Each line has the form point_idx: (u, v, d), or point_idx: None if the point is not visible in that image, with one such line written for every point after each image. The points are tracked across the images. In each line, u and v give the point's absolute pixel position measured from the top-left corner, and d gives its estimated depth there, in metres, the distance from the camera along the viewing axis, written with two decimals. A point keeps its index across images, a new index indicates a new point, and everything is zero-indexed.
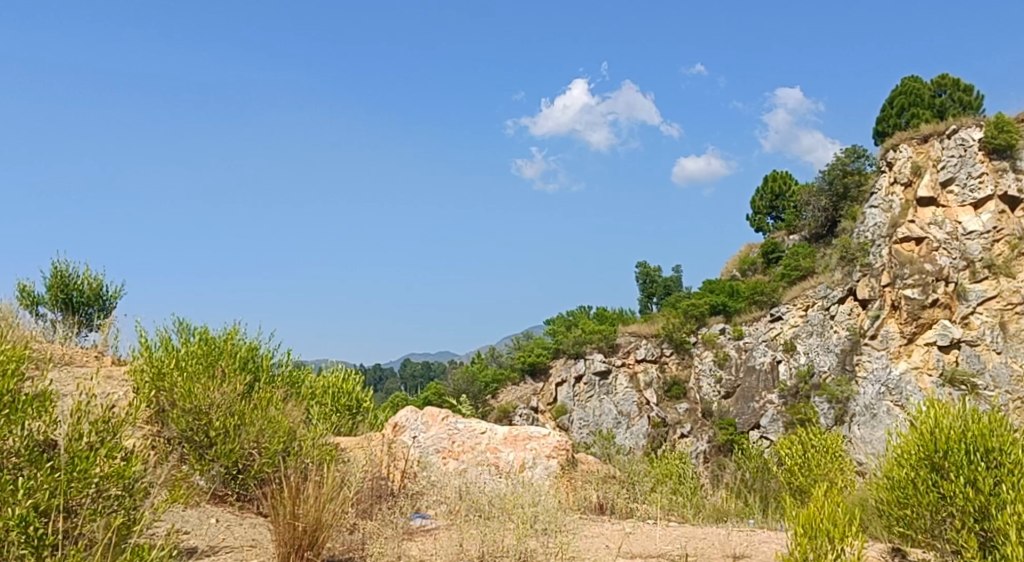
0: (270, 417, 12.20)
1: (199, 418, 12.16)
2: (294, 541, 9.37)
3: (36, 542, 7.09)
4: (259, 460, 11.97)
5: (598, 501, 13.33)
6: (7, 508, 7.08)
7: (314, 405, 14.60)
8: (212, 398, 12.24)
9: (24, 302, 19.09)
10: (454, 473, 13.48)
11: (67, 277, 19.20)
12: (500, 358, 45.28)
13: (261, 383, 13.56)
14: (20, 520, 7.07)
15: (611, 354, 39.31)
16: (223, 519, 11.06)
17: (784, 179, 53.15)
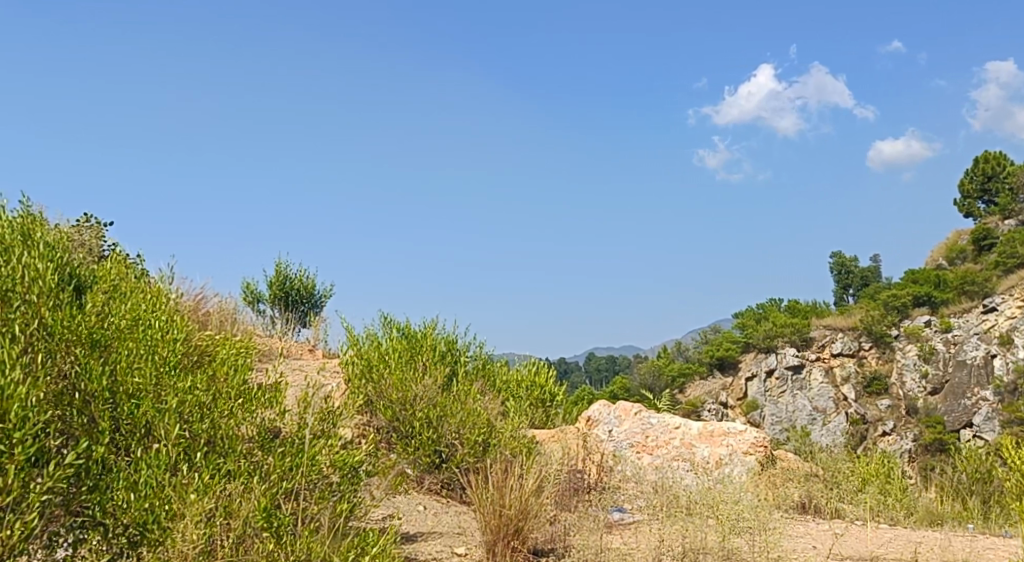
0: (470, 408, 12.58)
1: (405, 409, 12.72)
2: (500, 529, 9.62)
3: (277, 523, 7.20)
4: (462, 449, 12.32)
5: (801, 500, 12.98)
6: (255, 491, 7.21)
7: (511, 398, 14.90)
8: (416, 390, 12.80)
9: (245, 300, 20.53)
10: (650, 468, 13.43)
11: (285, 276, 20.53)
12: (687, 353, 44.74)
13: (461, 376, 14.04)
14: (268, 510, 7.14)
15: (805, 348, 38.32)
16: (430, 506, 11.49)
17: (997, 160, 49.81)
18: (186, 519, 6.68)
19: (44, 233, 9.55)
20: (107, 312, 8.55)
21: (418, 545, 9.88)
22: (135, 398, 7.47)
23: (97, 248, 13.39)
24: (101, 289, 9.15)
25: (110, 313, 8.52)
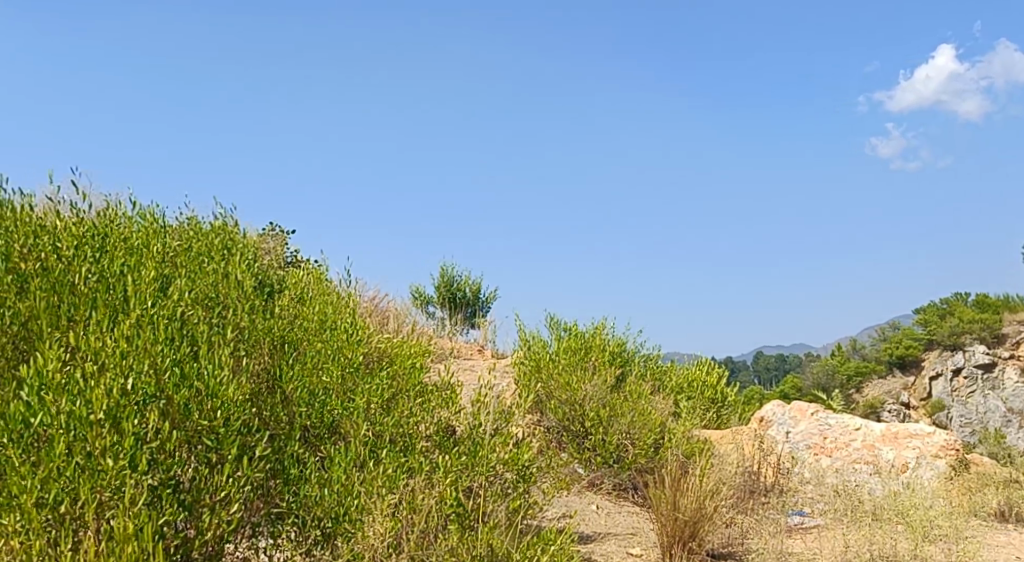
0: (640, 408, 12.46)
1: (575, 409, 12.72)
2: (676, 532, 9.47)
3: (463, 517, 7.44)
4: (632, 451, 12.24)
5: (999, 508, 12.16)
6: (438, 488, 7.37)
7: (682, 398, 14.69)
8: (586, 391, 12.77)
9: (416, 302, 21.13)
10: (830, 471, 12.93)
11: (453, 279, 21.01)
12: (864, 351, 42.91)
13: (630, 376, 13.93)
14: (452, 504, 7.29)
15: (996, 345, 36.01)
16: (603, 507, 11.46)
17: None
18: (374, 513, 6.92)
19: (235, 241, 10.13)
20: (294, 317, 8.99)
21: (593, 545, 9.85)
22: (322, 397, 7.78)
23: (280, 255, 14.08)
24: (287, 294, 9.62)
25: (296, 318, 8.95)
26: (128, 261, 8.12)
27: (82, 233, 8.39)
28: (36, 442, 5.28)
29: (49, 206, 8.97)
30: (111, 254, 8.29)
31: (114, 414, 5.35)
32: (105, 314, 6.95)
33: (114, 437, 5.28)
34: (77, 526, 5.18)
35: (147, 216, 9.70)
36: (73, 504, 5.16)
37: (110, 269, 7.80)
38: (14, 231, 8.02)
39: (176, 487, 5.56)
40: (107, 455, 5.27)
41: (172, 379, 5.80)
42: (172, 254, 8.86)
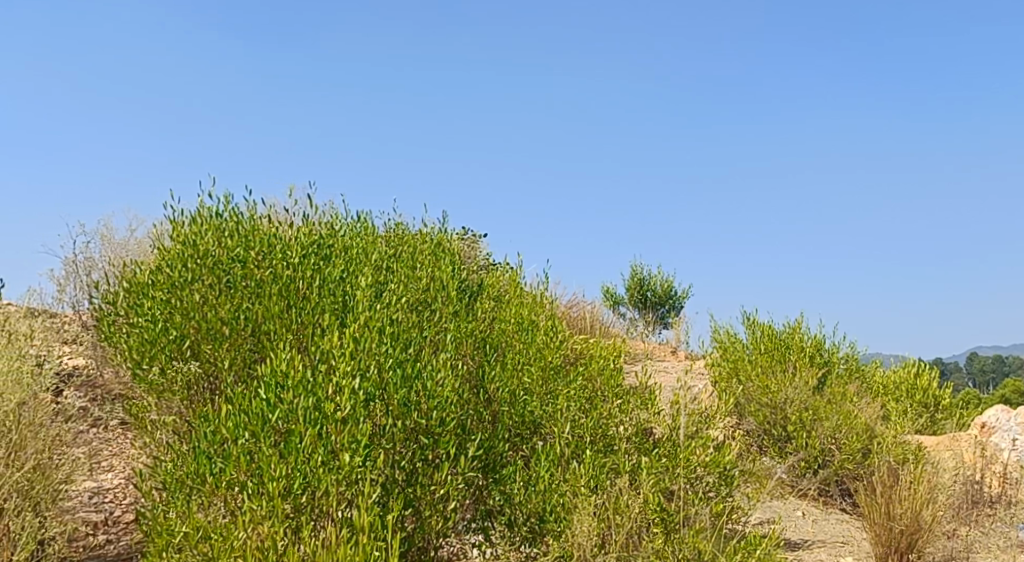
0: (846, 411, 12.01)
1: (776, 412, 12.35)
2: (892, 542, 9.05)
3: (669, 520, 7.43)
4: (839, 455, 11.78)
5: None
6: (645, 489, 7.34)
7: (890, 401, 13.99)
8: (786, 393, 12.35)
9: (607, 303, 21.15)
10: None
11: (644, 278, 20.88)
12: None
13: (833, 377, 13.39)
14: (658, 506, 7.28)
15: None
16: (809, 513, 11.08)
17: None
18: (582, 511, 6.98)
19: (436, 245, 10.52)
20: (493, 318, 9.25)
21: (802, 553, 9.56)
22: (524, 397, 7.96)
23: (475, 258, 14.44)
24: (485, 296, 9.91)
25: (496, 320, 9.22)
26: (344, 268, 8.62)
27: (301, 241, 8.96)
28: (277, 436, 5.70)
29: (269, 216, 9.64)
30: (330, 261, 8.82)
31: (347, 412, 5.69)
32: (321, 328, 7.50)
33: (347, 434, 5.61)
34: (314, 515, 5.53)
35: (355, 225, 10.23)
36: (310, 495, 5.51)
37: (329, 274, 8.29)
38: (243, 240, 8.69)
39: (402, 483, 5.90)
40: (341, 450, 5.60)
41: (393, 378, 6.05)
42: (380, 258, 9.32)
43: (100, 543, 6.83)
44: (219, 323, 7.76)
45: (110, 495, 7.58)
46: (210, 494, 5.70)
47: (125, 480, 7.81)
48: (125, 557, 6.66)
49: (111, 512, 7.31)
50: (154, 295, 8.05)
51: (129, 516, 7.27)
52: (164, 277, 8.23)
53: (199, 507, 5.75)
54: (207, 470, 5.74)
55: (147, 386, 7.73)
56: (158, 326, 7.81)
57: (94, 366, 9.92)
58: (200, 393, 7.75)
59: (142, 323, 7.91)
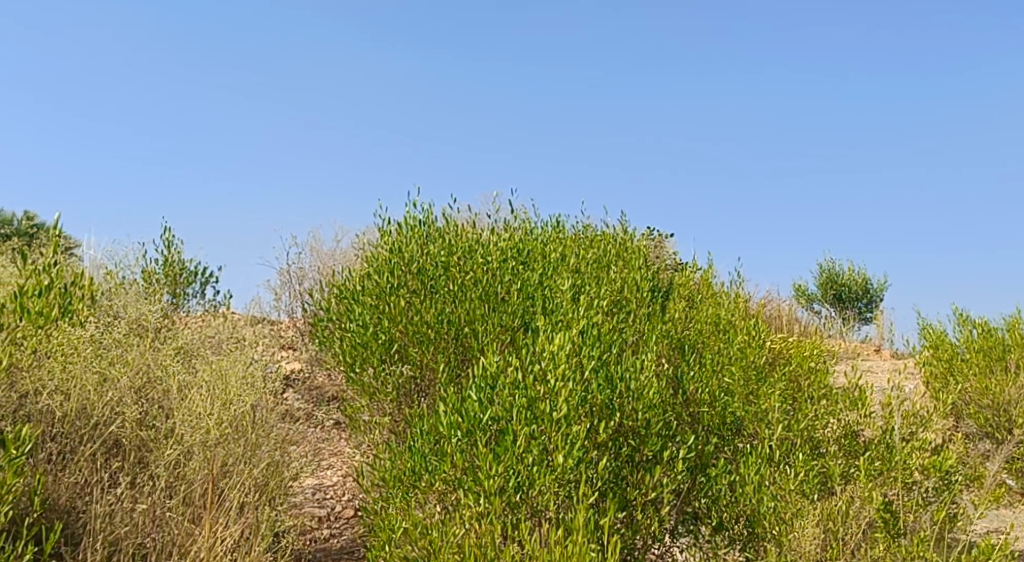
0: None
1: (998, 414, 11.56)
2: None
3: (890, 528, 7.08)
4: None
5: None
6: (867, 497, 6.97)
7: None
8: (1010, 394, 11.47)
9: (800, 301, 20.44)
10: None
11: (839, 274, 20.04)
12: None
13: None
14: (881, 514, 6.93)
15: None
16: None
17: None
18: (809, 518, 6.74)
19: (627, 246, 10.49)
20: (689, 318, 9.12)
21: None
22: (725, 398, 7.78)
23: (665, 258, 14.28)
24: (679, 296, 9.77)
25: (692, 321, 9.07)
26: (543, 271, 8.71)
27: (499, 246, 9.12)
28: (490, 436, 5.84)
29: (463, 223, 9.87)
30: (527, 265, 8.93)
31: (561, 413, 5.71)
32: (524, 338, 7.70)
33: (559, 434, 5.66)
34: (529, 512, 5.65)
35: (547, 229, 10.35)
36: (524, 493, 5.62)
37: (528, 279, 8.40)
38: (445, 246, 8.92)
39: (615, 484, 5.95)
40: (555, 449, 5.67)
41: (598, 379, 6.04)
42: (575, 260, 9.37)
43: (325, 537, 7.24)
44: (425, 327, 8.03)
45: (330, 492, 8.01)
46: (425, 491, 5.97)
47: (344, 477, 8.27)
48: (349, 550, 7.04)
49: (333, 507, 7.73)
50: (364, 301, 8.45)
51: (349, 511, 7.68)
52: (372, 284, 8.62)
53: (416, 503, 6.00)
54: (422, 468, 6.00)
55: (361, 389, 8.16)
56: (368, 330, 8.19)
57: (309, 368, 10.52)
58: (410, 396, 8.07)
59: (354, 327, 8.32)
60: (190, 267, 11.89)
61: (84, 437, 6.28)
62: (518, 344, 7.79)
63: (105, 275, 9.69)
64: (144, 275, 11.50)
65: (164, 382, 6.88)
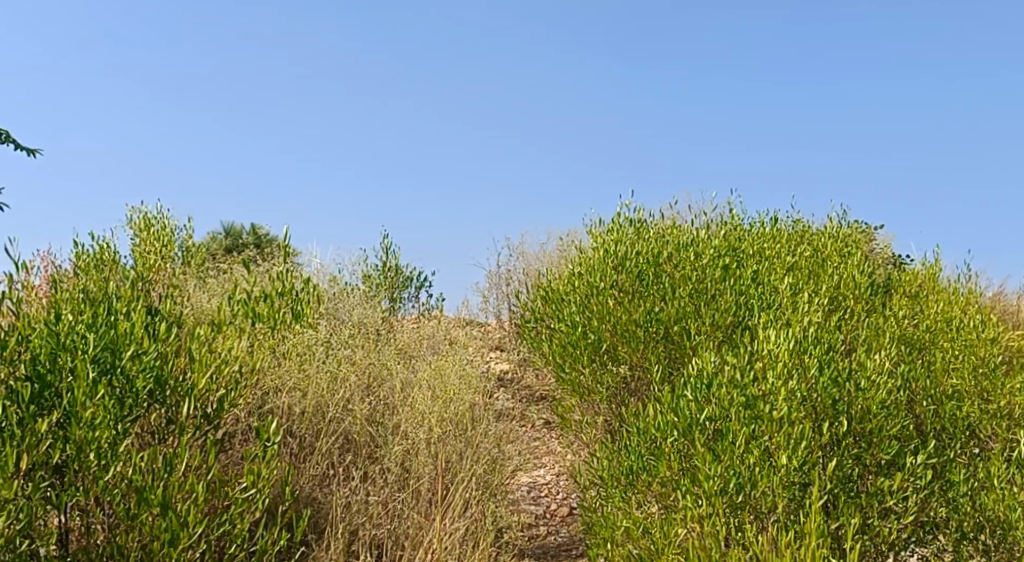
0: None
1: None
2: None
3: None
4: None
5: None
6: None
7: None
8: None
9: None
10: None
11: None
12: None
13: None
14: None
15: None
16: None
17: None
18: None
19: (843, 241, 10.07)
20: (914, 315, 8.65)
21: None
22: (958, 399, 7.32)
23: (882, 252, 13.58)
24: (902, 292, 9.28)
25: (919, 317, 8.56)
26: (757, 268, 8.49)
27: (711, 244, 8.96)
28: (709, 435, 5.75)
29: (671, 222, 9.76)
30: (742, 262, 8.73)
31: (783, 413, 5.52)
32: (738, 336, 7.54)
33: (781, 435, 5.48)
34: (756, 514, 5.52)
35: (759, 227, 10.09)
36: (746, 495, 5.49)
37: (743, 275, 8.21)
38: (653, 244, 8.84)
39: (847, 489, 5.70)
40: (779, 450, 5.50)
41: (823, 377, 5.81)
42: (791, 256, 9.08)
43: (543, 534, 7.36)
44: (633, 326, 7.98)
45: (545, 490, 8.13)
46: (643, 492, 5.97)
47: (557, 476, 8.37)
48: (567, 548, 7.15)
49: (549, 505, 7.85)
50: (573, 301, 8.50)
51: (564, 510, 7.78)
52: (579, 284, 8.67)
53: (636, 503, 5.99)
54: (640, 468, 6.01)
55: (572, 388, 8.27)
56: (578, 330, 8.25)
57: (517, 369, 10.72)
58: (623, 395, 8.09)
59: (563, 327, 8.42)
60: (405, 272, 12.41)
61: (320, 433, 6.76)
62: (731, 343, 7.64)
63: (329, 280, 10.29)
64: (364, 280, 12.09)
65: (388, 381, 7.46)
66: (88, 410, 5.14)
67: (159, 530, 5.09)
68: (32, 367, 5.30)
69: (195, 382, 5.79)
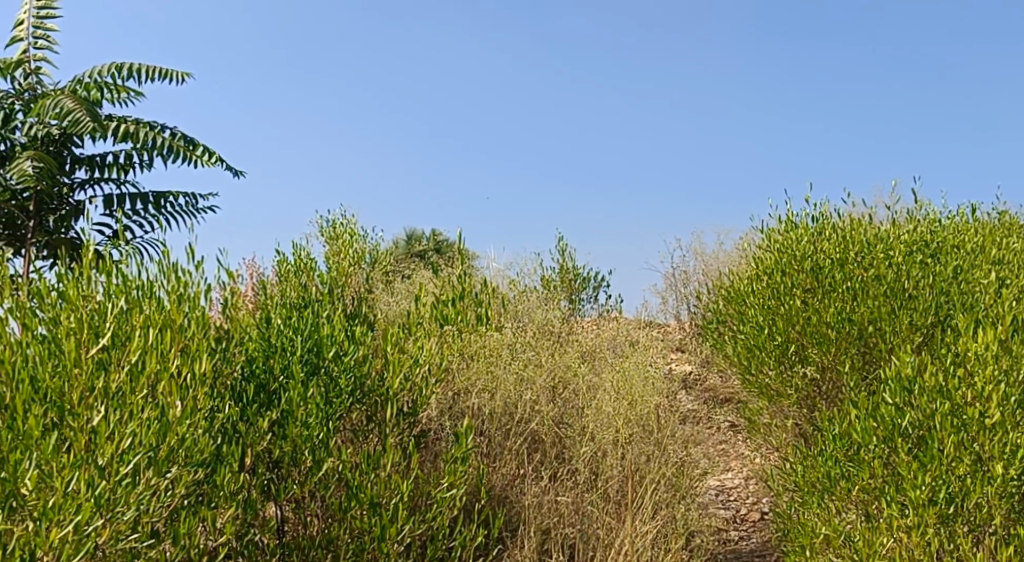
0: None
1: None
2: None
3: None
4: None
5: None
6: None
7: None
8: None
9: None
10: None
11: None
12: None
13: None
14: None
15: None
16: None
17: None
18: None
19: None
20: None
21: None
22: None
23: None
24: None
25: None
26: (958, 263, 8.02)
27: (902, 235, 8.45)
28: (913, 442, 5.53)
29: (859, 217, 9.38)
30: (940, 257, 8.27)
31: (996, 420, 5.25)
32: (938, 338, 7.21)
33: (995, 442, 5.22)
34: (970, 526, 5.28)
35: (956, 219, 9.55)
36: (958, 505, 5.26)
37: (941, 272, 7.76)
38: (836, 232, 8.46)
39: None
40: (993, 460, 5.26)
41: None
42: (994, 250, 8.57)
43: (735, 538, 7.27)
44: (823, 328, 7.73)
45: (733, 493, 8.02)
46: (841, 499, 5.74)
47: (746, 480, 8.23)
48: (760, 554, 7.05)
49: (739, 509, 7.75)
50: (756, 302, 8.30)
51: (755, 515, 7.65)
52: (760, 286, 8.43)
53: (835, 511, 5.77)
54: (838, 473, 5.79)
55: (760, 391, 8.13)
56: (764, 331, 8.06)
57: (700, 370, 10.61)
58: (811, 400, 7.93)
59: (747, 329, 8.28)
60: (583, 273, 12.51)
61: (509, 433, 6.93)
62: (930, 344, 7.35)
63: (509, 283, 10.51)
64: (543, 281, 12.26)
65: (573, 383, 7.55)
66: (302, 410, 5.52)
67: (369, 525, 5.42)
68: (250, 367, 5.70)
69: (391, 385, 6.10)
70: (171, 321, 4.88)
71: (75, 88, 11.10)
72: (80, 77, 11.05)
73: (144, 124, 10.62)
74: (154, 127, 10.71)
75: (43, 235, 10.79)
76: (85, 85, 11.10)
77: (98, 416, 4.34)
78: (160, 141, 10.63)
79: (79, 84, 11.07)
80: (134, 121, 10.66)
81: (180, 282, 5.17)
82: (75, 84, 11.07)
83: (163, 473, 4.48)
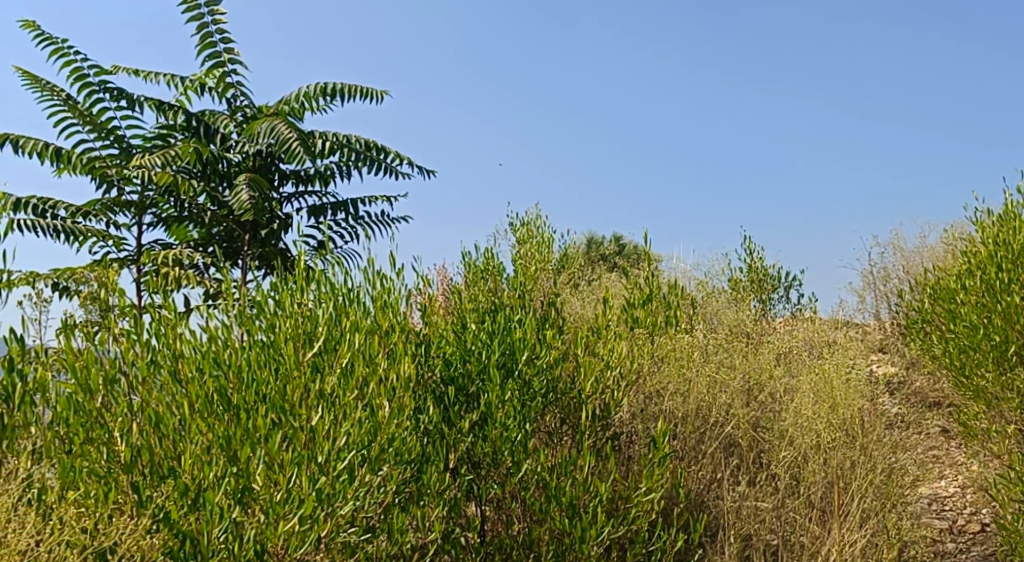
0: None
1: None
2: None
3: None
4: None
5: None
6: None
7: None
8: None
9: None
10: None
11: None
12: None
13: None
14: None
15: None
16: None
17: None
18: None
19: None
20: None
21: None
22: None
23: None
24: None
25: None
26: None
27: None
28: None
29: None
30: None
31: None
32: None
33: None
34: None
35: None
36: None
37: None
38: None
39: None
40: None
41: None
42: None
43: (954, 551, 6.88)
44: None
45: (949, 503, 7.55)
46: None
47: (963, 488, 7.73)
48: None
49: (956, 520, 7.29)
50: (967, 300, 7.80)
51: (975, 527, 7.19)
52: (974, 281, 7.81)
53: None
54: None
55: (974, 394, 7.63)
56: (979, 331, 7.57)
57: (905, 372, 10.07)
58: None
59: (960, 328, 7.79)
60: (772, 272, 12.15)
61: (705, 436, 6.80)
62: None
63: (696, 285, 10.33)
64: (731, 283, 11.97)
65: (770, 386, 7.32)
66: (500, 412, 5.62)
67: (569, 528, 5.46)
68: (448, 370, 5.81)
69: (583, 387, 6.14)
70: (376, 327, 5.12)
71: (281, 107, 11.76)
72: (286, 96, 11.71)
73: (344, 140, 11.15)
74: (352, 141, 11.21)
75: (256, 247, 11.54)
76: (290, 103, 11.75)
77: (316, 416, 4.56)
78: (358, 154, 11.12)
79: (284, 102, 11.73)
80: (334, 136, 11.21)
81: (383, 289, 5.36)
82: (281, 103, 11.74)
83: (375, 470, 4.67)
